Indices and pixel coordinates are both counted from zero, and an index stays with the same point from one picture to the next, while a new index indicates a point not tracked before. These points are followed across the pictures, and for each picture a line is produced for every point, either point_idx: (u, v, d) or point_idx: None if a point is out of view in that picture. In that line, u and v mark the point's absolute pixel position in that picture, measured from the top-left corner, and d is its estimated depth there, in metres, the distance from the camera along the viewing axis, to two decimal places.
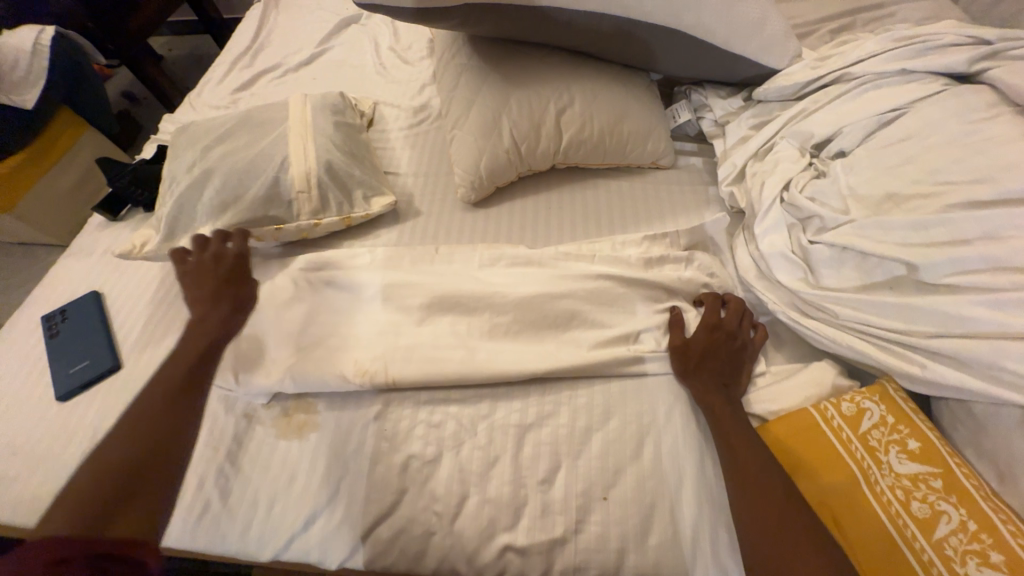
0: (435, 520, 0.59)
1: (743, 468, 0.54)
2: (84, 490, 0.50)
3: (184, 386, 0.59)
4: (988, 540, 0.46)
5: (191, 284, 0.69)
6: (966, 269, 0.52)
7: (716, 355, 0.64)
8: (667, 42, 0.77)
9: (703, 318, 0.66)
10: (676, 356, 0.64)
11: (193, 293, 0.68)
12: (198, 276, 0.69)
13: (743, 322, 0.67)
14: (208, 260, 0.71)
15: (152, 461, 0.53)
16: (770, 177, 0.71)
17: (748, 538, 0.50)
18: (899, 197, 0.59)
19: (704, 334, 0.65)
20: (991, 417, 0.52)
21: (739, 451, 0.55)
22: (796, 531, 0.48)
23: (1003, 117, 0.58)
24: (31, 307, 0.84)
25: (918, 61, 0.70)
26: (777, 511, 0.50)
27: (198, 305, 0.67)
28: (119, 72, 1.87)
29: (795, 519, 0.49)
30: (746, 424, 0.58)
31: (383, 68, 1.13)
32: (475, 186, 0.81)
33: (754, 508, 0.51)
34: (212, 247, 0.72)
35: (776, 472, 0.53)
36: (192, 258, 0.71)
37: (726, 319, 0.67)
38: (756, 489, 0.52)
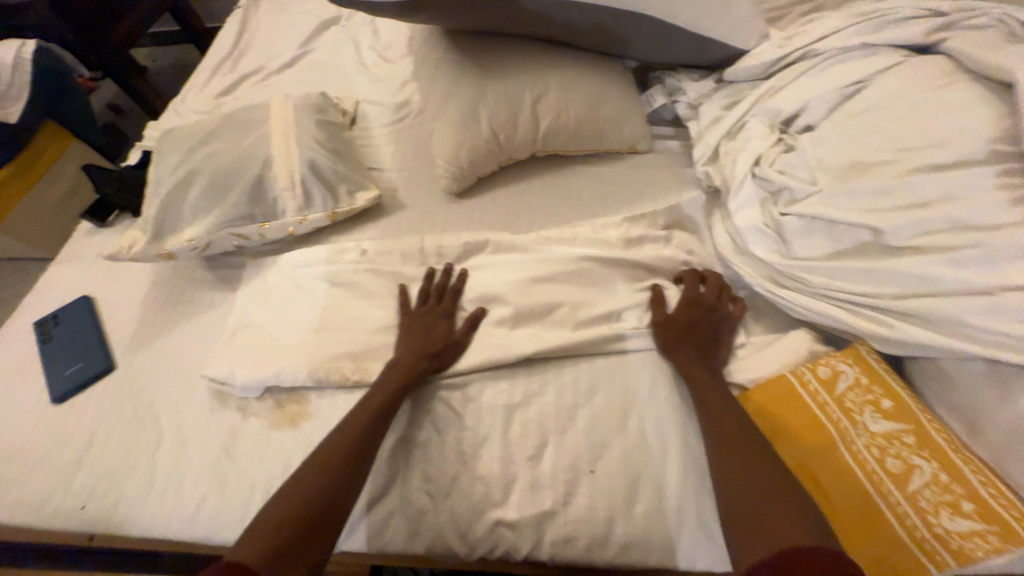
0: (428, 500, 0.61)
1: (726, 435, 0.55)
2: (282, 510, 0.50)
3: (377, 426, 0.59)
4: (960, 491, 0.47)
5: (409, 330, 0.68)
6: (928, 230, 0.54)
7: (697, 327, 0.65)
8: (638, 27, 0.79)
9: (684, 294, 0.69)
10: (658, 331, 0.66)
11: (408, 342, 0.66)
12: (416, 327, 0.68)
13: (721, 296, 0.69)
14: (432, 314, 0.69)
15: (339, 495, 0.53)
16: (741, 154, 0.74)
17: (730, 500, 0.49)
18: (864, 166, 0.61)
19: (685, 308, 0.67)
20: (957, 371, 0.53)
21: (720, 418, 0.56)
22: (775, 490, 0.48)
23: (960, 83, 0.60)
24: (23, 315, 0.84)
25: (879, 34, 0.72)
26: (759, 475, 0.50)
27: (408, 351, 0.65)
28: (103, 84, 1.87)
29: (774, 482, 0.49)
30: (726, 393, 0.60)
31: (365, 67, 1.14)
32: (458, 177, 0.83)
33: (738, 472, 0.51)
34: (444, 303, 0.71)
35: (755, 438, 0.54)
36: (423, 304, 0.71)
37: (707, 294, 0.68)
38: (741, 454, 0.52)
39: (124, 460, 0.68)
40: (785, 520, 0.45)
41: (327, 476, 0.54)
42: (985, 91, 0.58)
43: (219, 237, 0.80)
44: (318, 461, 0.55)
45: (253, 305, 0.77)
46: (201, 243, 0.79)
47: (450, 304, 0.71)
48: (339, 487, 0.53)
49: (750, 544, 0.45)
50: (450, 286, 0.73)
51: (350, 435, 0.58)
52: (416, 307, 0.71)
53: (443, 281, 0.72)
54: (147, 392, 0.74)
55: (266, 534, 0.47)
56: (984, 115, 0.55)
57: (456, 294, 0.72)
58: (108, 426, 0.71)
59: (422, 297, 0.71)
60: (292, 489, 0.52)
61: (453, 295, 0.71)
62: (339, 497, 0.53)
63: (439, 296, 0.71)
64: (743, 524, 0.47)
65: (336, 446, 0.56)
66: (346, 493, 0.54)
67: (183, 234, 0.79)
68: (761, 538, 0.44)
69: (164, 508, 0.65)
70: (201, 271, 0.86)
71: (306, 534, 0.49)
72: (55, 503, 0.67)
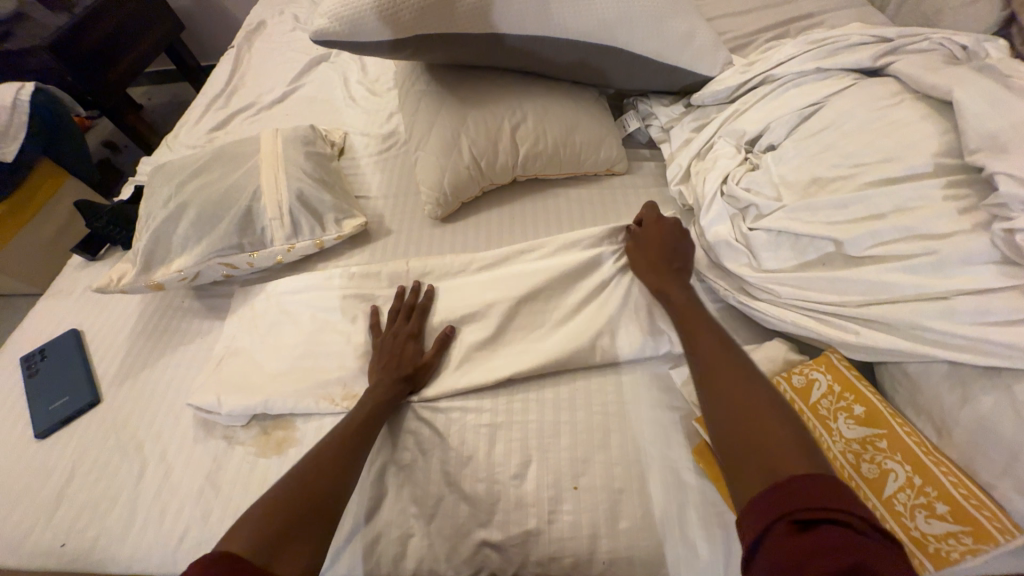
0: (413, 522, 0.61)
1: (709, 365, 0.54)
2: (260, 514, 0.48)
3: (358, 443, 0.59)
4: (934, 493, 0.48)
5: (380, 352, 0.70)
6: (883, 240, 0.58)
7: (658, 269, 0.70)
8: (609, 58, 0.84)
9: (642, 242, 0.74)
10: (633, 255, 0.73)
11: (380, 363, 0.68)
12: (385, 348, 0.69)
13: (678, 233, 0.73)
14: (402, 334, 0.71)
15: (318, 506, 0.51)
16: (710, 173, 0.78)
17: (724, 433, 0.48)
18: (822, 181, 0.65)
19: (652, 249, 0.72)
20: (922, 374, 0.55)
21: (704, 349, 0.56)
22: (763, 415, 0.47)
23: (905, 103, 0.64)
24: (11, 349, 0.85)
25: (831, 60, 0.77)
26: (746, 390, 0.50)
27: (381, 371, 0.67)
28: (99, 122, 1.92)
29: (762, 406, 0.48)
30: (711, 326, 0.60)
31: (353, 100, 1.19)
32: (442, 202, 0.85)
33: (716, 378, 0.52)
34: (412, 321, 0.72)
35: (740, 362, 0.53)
36: (391, 324, 0.72)
37: (672, 230, 0.73)
38: (719, 364, 0.54)
39: (107, 493, 0.68)
40: (784, 449, 0.43)
41: (317, 486, 0.53)
42: (928, 110, 0.62)
43: (207, 267, 0.82)
44: (304, 470, 0.54)
45: (241, 333, 0.78)
46: (190, 273, 0.81)
47: (418, 324, 0.72)
48: (319, 508, 0.51)
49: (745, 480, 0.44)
50: (418, 304, 0.74)
51: (330, 455, 0.57)
52: (386, 328, 0.72)
53: (411, 299, 0.74)
54: (132, 423, 0.74)
55: (258, 535, 0.46)
56: (926, 132, 0.60)
57: (425, 312, 0.73)
58: (92, 458, 0.71)
59: (389, 319, 0.73)
60: (273, 505, 0.50)
61: (420, 312, 0.73)
62: (323, 507, 0.52)
63: (408, 314, 0.73)
64: (737, 464, 0.45)
65: (313, 466, 0.55)
66: (331, 504, 0.53)
67: (171, 264, 0.81)
68: (759, 472, 0.43)
69: (146, 541, 0.64)
70: (190, 301, 0.88)
71: (298, 533, 0.48)
72: (35, 540, 0.66)
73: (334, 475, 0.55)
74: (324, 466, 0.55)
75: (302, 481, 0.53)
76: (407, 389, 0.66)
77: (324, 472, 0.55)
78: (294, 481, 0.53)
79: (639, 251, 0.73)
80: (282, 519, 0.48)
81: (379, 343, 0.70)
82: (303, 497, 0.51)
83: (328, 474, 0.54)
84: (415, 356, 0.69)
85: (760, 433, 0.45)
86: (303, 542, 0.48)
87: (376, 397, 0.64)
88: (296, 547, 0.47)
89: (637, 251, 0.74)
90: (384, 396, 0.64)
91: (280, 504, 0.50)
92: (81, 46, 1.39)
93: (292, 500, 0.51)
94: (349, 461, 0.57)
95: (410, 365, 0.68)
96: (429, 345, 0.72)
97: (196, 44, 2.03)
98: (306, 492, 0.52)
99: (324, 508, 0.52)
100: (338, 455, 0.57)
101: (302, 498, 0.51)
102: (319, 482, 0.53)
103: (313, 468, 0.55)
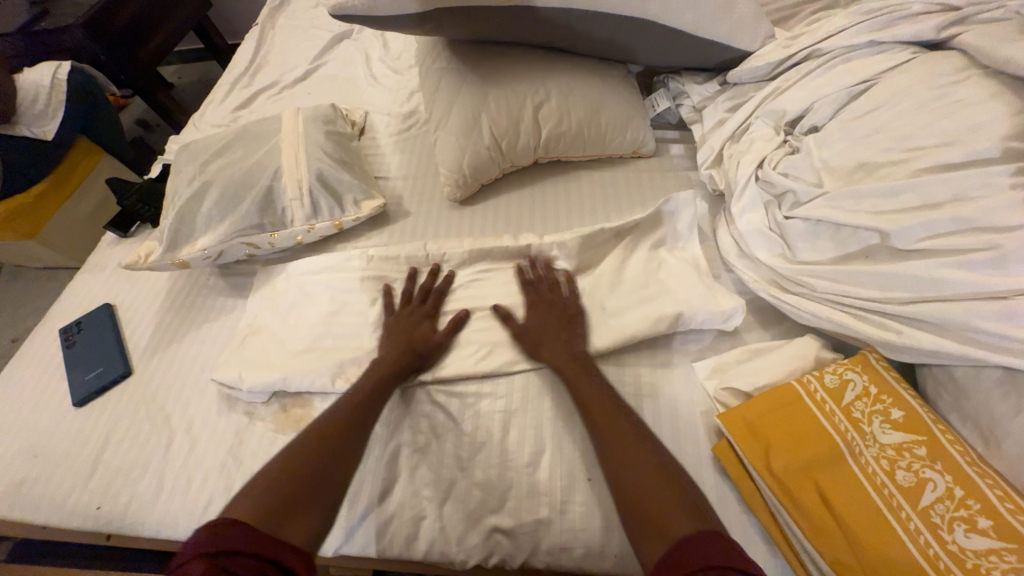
0: (426, 504, 0.61)
1: (603, 433, 0.54)
2: (271, 481, 0.50)
3: (365, 416, 0.59)
4: (976, 506, 0.45)
5: (393, 332, 0.69)
6: (937, 232, 0.53)
7: (558, 348, 0.64)
8: (640, 33, 0.79)
9: (530, 323, 0.67)
10: (519, 341, 0.67)
11: (392, 342, 0.68)
12: (398, 328, 0.69)
13: (567, 306, 0.68)
14: (415, 314, 0.71)
15: (323, 476, 0.52)
16: (745, 157, 0.74)
17: (619, 491, 0.50)
18: (870, 166, 0.60)
19: (548, 339, 0.65)
20: (972, 380, 0.51)
21: (596, 414, 0.56)
22: (654, 476, 0.49)
23: (972, 80, 0.58)
24: (50, 321, 0.89)
25: (887, 32, 0.71)
26: (641, 462, 0.50)
27: (391, 351, 0.67)
28: (133, 101, 1.97)
29: (648, 463, 0.50)
30: (604, 393, 0.59)
31: (374, 78, 1.17)
32: (461, 184, 0.83)
33: (614, 451, 0.52)
34: (427, 304, 0.72)
35: (631, 429, 0.54)
36: (406, 306, 0.72)
37: (551, 305, 0.69)
38: (614, 433, 0.54)
39: (138, 462, 0.71)
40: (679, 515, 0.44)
41: (325, 457, 0.54)
42: (998, 88, 0.56)
43: (231, 246, 0.82)
44: (308, 441, 0.55)
45: (262, 311, 0.79)
46: (213, 252, 0.82)
47: (430, 306, 0.72)
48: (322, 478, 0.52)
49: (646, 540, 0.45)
50: (434, 288, 0.74)
51: (332, 428, 0.57)
52: (400, 309, 0.72)
53: (427, 283, 0.74)
54: (161, 395, 0.76)
55: (266, 501, 0.47)
56: (996, 112, 0.54)
57: (441, 295, 0.73)
58: (123, 428, 0.74)
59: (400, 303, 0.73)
60: (278, 473, 0.51)
61: (435, 296, 0.73)
62: (331, 476, 0.53)
63: (424, 296, 0.73)
64: (640, 525, 0.46)
65: (321, 434, 0.56)
66: (340, 473, 0.53)
67: (195, 243, 0.82)
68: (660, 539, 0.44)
69: (173, 509, 0.67)
70: (214, 278, 0.89)
71: (303, 501, 0.49)
72: (73, 502, 0.70)
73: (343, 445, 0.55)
74: (331, 437, 0.56)
75: (308, 449, 0.54)
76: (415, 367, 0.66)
77: (332, 442, 0.55)
78: (301, 449, 0.54)
79: (524, 335, 0.67)
80: (289, 488, 0.49)
81: (390, 325, 0.70)
82: (309, 467, 0.52)
83: (332, 446, 0.55)
84: (423, 339, 0.68)
85: (656, 505, 0.46)
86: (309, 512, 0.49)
87: (383, 373, 0.64)
88: (302, 518, 0.48)
89: (528, 343, 0.66)
90: (391, 373, 0.64)
91: (293, 468, 0.51)
92: (113, 24, 1.40)
93: (294, 473, 0.51)
94: (355, 431, 0.57)
95: (419, 345, 0.67)
96: (440, 324, 0.71)
97: (223, 22, 2.04)
98: (309, 462, 0.53)
99: (330, 478, 0.52)
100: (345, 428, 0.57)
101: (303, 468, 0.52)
102: (325, 450, 0.54)
103: (315, 441, 0.55)
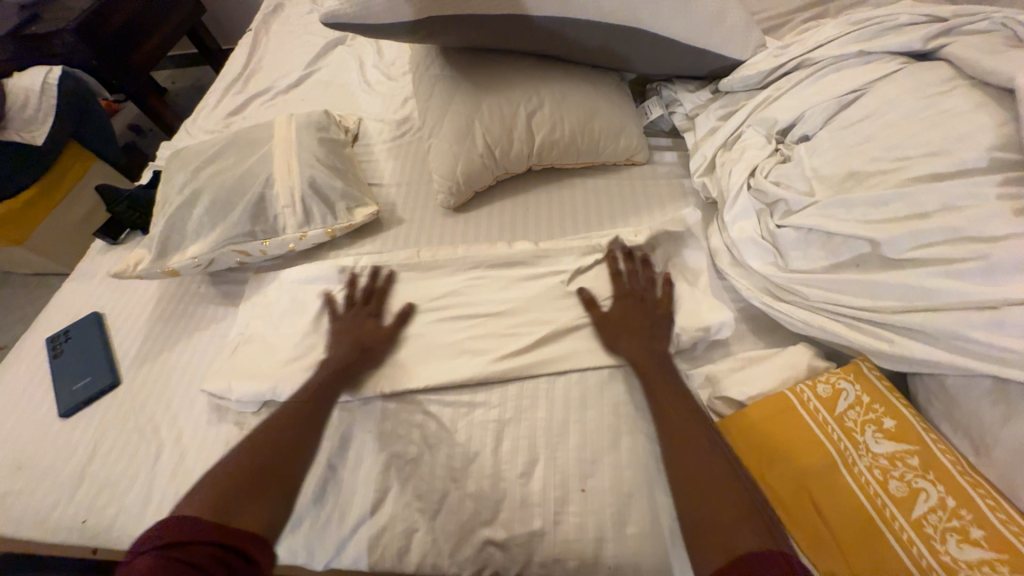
0: (418, 516, 0.60)
1: (673, 434, 0.55)
2: (222, 478, 0.52)
3: (312, 412, 0.62)
4: (968, 516, 0.45)
5: (338, 332, 0.70)
6: (926, 242, 0.54)
7: (642, 343, 0.64)
8: (632, 41, 0.80)
9: (615, 313, 0.68)
10: (601, 327, 0.67)
11: (337, 342, 0.69)
12: (344, 328, 0.70)
13: (653, 302, 0.68)
14: (360, 314, 0.72)
15: (274, 469, 0.54)
16: (737, 165, 0.74)
17: (679, 491, 0.51)
18: (860, 176, 0.61)
19: (632, 331, 0.65)
20: (962, 388, 0.52)
21: (669, 414, 0.57)
22: (718, 479, 0.49)
23: (958, 90, 0.59)
24: (37, 330, 0.87)
25: (876, 42, 0.71)
26: (706, 465, 0.51)
27: (336, 350, 0.68)
28: (126, 106, 1.95)
29: (712, 465, 0.51)
30: (680, 393, 0.59)
31: (368, 84, 1.17)
32: (454, 192, 0.83)
33: (682, 454, 0.53)
34: (370, 302, 0.73)
35: (703, 431, 0.54)
36: (351, 307, 0.73)
37: (642, 299, 0.68)
38: (683, 436, 0.54)
39: (126, 473, 0.70)
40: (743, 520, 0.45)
41: (276, 453, 0.56)
42: (984, 98, 0.57)
43: (222, 254, 0.82)
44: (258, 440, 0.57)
45: (253, 319, 0.78)
46: (204, 260, 0.81)
47: (376, 304, 0.73)
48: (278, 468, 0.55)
49: (704, 550, 0.45)
50: (377, 287, 0.76)
51: (280, 426, 0.59)
52: (345, 310, 0.73)
53: (370, 283, 0.76)
54: (150, 405, 0.75)
55: (218, 499, 0.49)
56: (983, 122, 0.54)
57: (384, 293, 0.75)
58: (111, 439, 0.73)
59: (348, 302, 0.74)
60: (229, 471, 0.53)
61: (379, 294, 0.74)
62: (284, 469, 0.55)
63: (368, 297, 0.74)
64: (698, 527, 0.47)
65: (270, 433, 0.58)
66: (293, 467, 0.56)
67: (186, 251, 0.81)
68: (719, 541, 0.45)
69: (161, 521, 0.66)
70: (205, 286, 0.88)
71: (259, 492, 0.52)
72: (59, 515, 0.68)
73: (299, 438, 0.58)
74: (279, 435, 0.58)
75: (259, 447, 0.56)
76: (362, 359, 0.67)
77: (282, 440, 0.57)
78: (250, 447, 0.56)
79: (607, 324, 0.67)
80: (240, 483, 0.51)
81: (334, 326, 0.71)
82: (261, 465, 0.54)
83: (281, 443, 0.57)
84: (367, 334, 0.69)
85: (719, 509, 0.47)
86: (266, 503, 0.51)
87: (328, 371, 0.65)
88: (258, 508, 0.51)
89: (609, 331, 0.66)
90: (342, 369, 0.65)
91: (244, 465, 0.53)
92: (105, 29, 1.39)
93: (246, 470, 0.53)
94: (303, 427, 0.60)
95: (363, 340, 0.68)
96: (386, 318, 0.73)
97: (217, 27, 2.04)
98: (259, 459, 0.55)
99: (287, 468, 0.55)
100: (299, 423, 0.60)
101: (259, 463, 0.54)
102: (276, 448, 0.56)
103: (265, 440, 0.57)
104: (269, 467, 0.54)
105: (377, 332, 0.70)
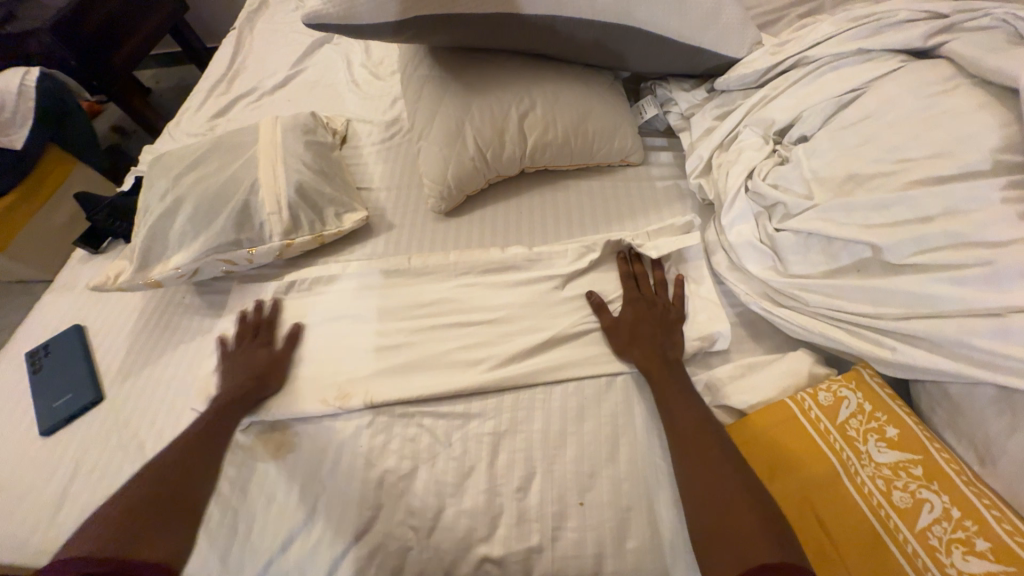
0: (412, 534, 0.58)
1: (684, 443, 0.54)
2: (113, 514, 0.50)
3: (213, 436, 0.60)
4: (973, 527, 0.44)
5: (231, 369, 0.68)
6: (928, 247, 0.52)
7: (652, 348, 0.63)
8: (626, 39, 0.78)
9: (625, 318, 0.67)
10: (610, 334, 0.66)
11: (232, 377, 0.67)
12: (235, 364, 0.68)
13: (664, 305, 0.68)
14: (251, 347, 0.70)
15: (178, 497, 0.53)
16: (734, 167, 0.73)
17: (691, 503, 0.50)
18: (860, 178, 0.60)
19: (642, 337, 0.65)
20: (966, 397, 0.51)
21: (679, 422, 0.56)
22: (729, 489, 0.49)
23: (960, 89, 0.57)
24: (16, 343, 0.85)
25: (874, 40, 0.70)
26: (718, 475, 0.50)
27: (228, 386, 0.66)
28: (109, 107, 1.91)
29: (724, 475, 0.50)
30: (690, 399, 0.58)
31: (356, 85, 1.14)
32: (445, 196, 0.81)
33: (695, 463, 0.52)
34: (260, 334, 0.72)
35: (713, 438, 0.54)
36: (240, 343, 0.71)
37: (651, 303, 0.68)
38: (693, 447, 0.53)
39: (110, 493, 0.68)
40: (759, 534, 0.45)
41: (178, 480, 0.55)
42: (987, 98, 0.55)
43: (206, 263, 0.79)
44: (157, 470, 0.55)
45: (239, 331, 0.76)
46: (187, 270, 0.78)
47: (264, 333, 0.72)
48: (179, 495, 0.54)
49: (720, 563, 0.45)
50: (265, 318, 0.74)
51: (184, 451, 0.58)
52: (234, 347, 0.71)
53: (257, 316, 0.73)
54: (134, 421, 0.73)
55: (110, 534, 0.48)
56: (986, 123, 0.53)
57: (272, 323, 0.73)
58: (94, 457, 0.71)
59: (247, 336, 0.72)
60: (126, 502, 0.52)
61: (267, 324, 0.73)
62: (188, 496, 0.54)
63: (256, 330, 0.72)
64: (713, 540, 0.47)
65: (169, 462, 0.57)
66: (198, 490, 0.55)
67: (168, 261, 0.78)
68: (731, 554, 0.45)
69: None
70: (190, 297, 0.86)
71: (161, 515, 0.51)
72: (40, 538, 0.66)
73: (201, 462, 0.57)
74: (182, 462, 0.57)
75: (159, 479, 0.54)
76: (258, 385, 0.66)
77: (184, 465, 0.56)
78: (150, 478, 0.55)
79: (616, 330, 0.66)
80: (139, 514, 0.50)
81: (223, 366, 0.69)
82: (159, 495, 0.53)
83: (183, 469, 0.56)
84: (259, 364, 0.68)
85: (732, 524, 0.46)
86: (169, 531, 0.50)
87: (226, 398, 0.64)
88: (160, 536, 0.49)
89: (618, 338, 0.66)
90: (236, 398, 0.64)
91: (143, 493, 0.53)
92: (84, 28, 1.35)
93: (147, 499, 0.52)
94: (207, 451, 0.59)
95: (256, 368, 0.67)
96: (279, 342, 0.72)
97: (201, 25, 1.99)
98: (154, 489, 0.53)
99: (190, 494, 0.54)
100: (196, 450, 0.58)
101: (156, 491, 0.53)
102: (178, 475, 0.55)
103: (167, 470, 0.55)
104: (172, 495, 0.53)
105: (272, 361, 0.68)
